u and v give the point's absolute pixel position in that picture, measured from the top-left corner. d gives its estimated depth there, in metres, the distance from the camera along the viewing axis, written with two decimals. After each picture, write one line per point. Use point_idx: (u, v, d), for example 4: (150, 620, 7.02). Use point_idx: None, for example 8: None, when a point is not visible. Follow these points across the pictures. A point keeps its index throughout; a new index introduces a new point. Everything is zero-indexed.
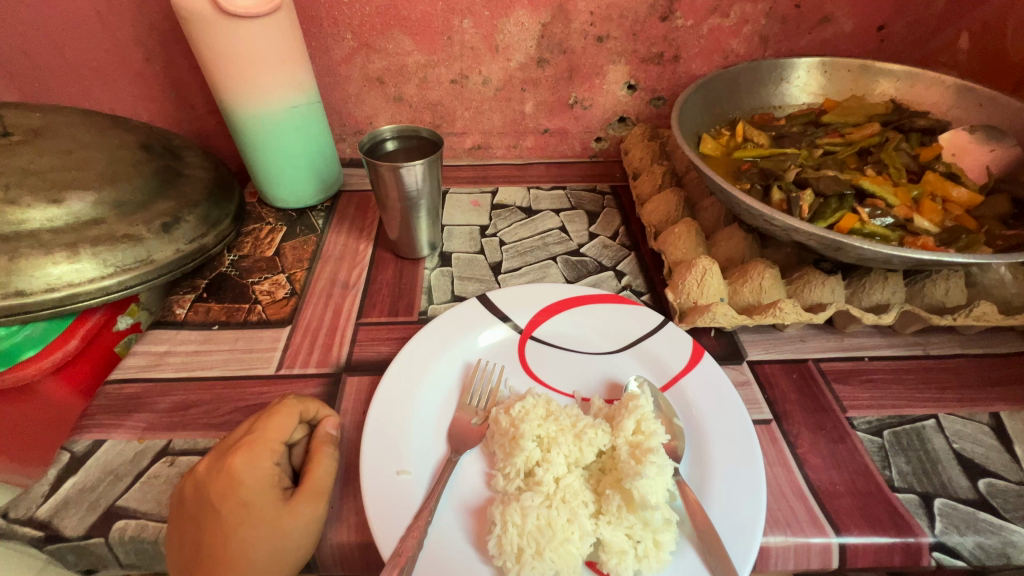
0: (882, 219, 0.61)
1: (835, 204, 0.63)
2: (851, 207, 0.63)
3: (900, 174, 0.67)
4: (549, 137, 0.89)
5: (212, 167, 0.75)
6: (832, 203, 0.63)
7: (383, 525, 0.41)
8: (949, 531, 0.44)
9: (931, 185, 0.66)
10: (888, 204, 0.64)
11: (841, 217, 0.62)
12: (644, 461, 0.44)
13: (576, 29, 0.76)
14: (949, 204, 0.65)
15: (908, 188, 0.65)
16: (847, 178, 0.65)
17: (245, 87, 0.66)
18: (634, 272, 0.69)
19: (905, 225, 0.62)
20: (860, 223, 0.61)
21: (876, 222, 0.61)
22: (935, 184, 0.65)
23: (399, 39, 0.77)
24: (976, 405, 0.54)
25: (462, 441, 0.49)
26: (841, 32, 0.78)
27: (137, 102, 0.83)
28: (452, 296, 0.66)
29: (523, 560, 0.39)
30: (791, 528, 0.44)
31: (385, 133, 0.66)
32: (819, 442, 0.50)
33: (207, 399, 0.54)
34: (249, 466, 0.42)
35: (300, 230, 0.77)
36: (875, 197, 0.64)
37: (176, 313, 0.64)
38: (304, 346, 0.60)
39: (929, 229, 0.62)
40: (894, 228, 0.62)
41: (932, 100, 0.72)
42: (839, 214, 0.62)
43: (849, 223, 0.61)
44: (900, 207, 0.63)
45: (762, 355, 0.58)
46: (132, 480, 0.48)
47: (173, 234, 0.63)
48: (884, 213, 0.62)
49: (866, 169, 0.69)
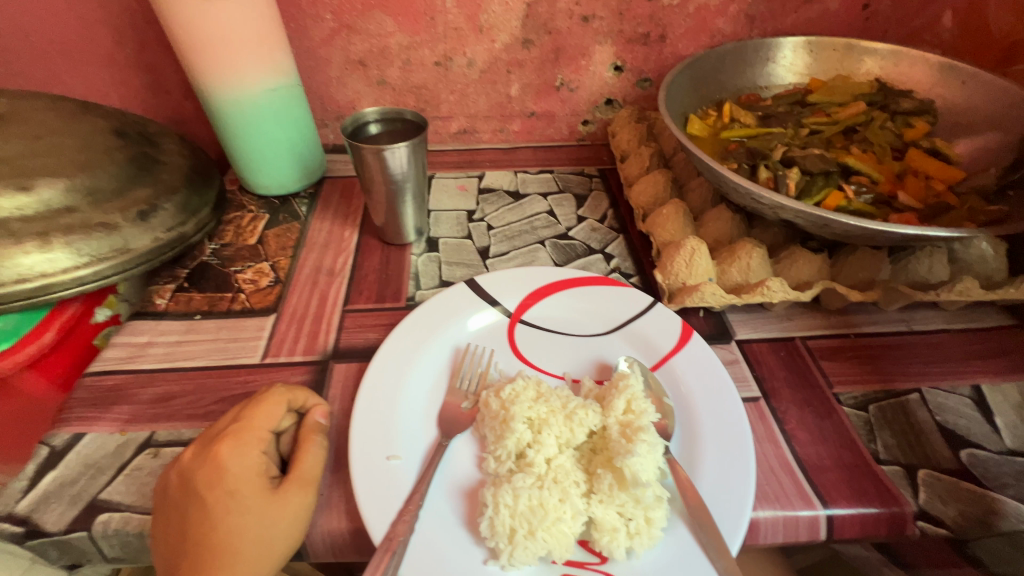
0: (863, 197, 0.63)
1: (821, 181, 0.64)
2: (837, 184, 0.64)
3: (885, 152, 0.68)
4: (535, 121, 0.88)
5: (190, 153, 0.73)
6: (818, 181, 0.64)
7: (374, 511, 0.41)
8: (932, 501, 0.45)
9: (915, 161, 0.66)
10: (872, 181, 0.65)
11: (828, 195, 0.63)
12: (636, 439, 0.44)
13: (561, 8, 0.75)
14: (933, 180, 0.65)
15: (891, 165, 0.66)
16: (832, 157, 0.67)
17: (218, 65, 0.63)
18: (622, 254, 0.69)
19: (889, 202, 0.63)
20: (846, 201, 0.62)
21: (859, 199, 0.63)
22: (920, 159, 0.66)
23: (381, 20, 0.75)
24: (958, 377, 0.55)
25: (452, 425, 0.48)
26: (827, 10, 0.78)
27: (109, 88, 0.80)
28: (439, 281, 0.65)
29: (515, 541, 0.39)
30: (780, 502, 0.44)
31: (368, 115, 0.64)
32: (806, 418, 0.51)
33: (190, 389, 0.53)
34: (236, 454, 0.41)
35: (283, 218, 0.76)
36: (858, 174, 0.65)
37: (156, 303, 0.63)
38: (289, 334, 0.59)
39: (912, 205, 0.62)
40: (877, 204, 0.63)
41: (916, 78, 0.72)
42: (825, 192, 0.63)
43: (835, 201, 0.62)
44: (883, 183, 0.65)
45: (750, 335, 0.59)
46: (115, 473, 0.47)
47: (150, 222, 0.61)
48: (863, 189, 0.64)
49: (854, 149, 0.69)
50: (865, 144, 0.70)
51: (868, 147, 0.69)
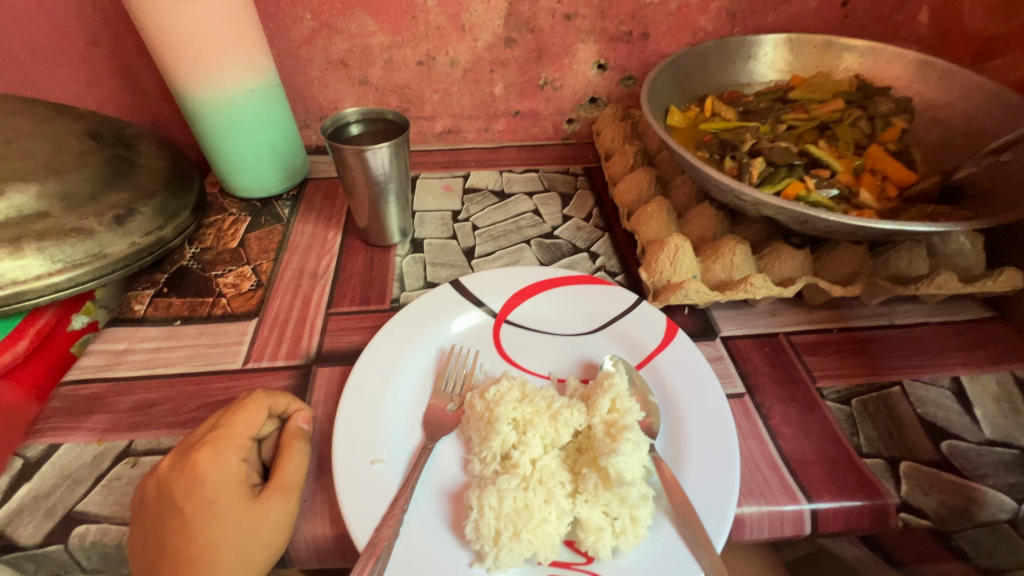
0: (827, 191, 0.63)
1: (784, 172, 0.65)
2: (800, 176, 0.65)
3: (848, 148, 0.69)
4: (520, 120, 0.87)
5: (169, 155, 0.72)
6: (781, 171, 0.65)
7: (357, 516, 0.40)
8: (915, 493, 0.46)
9: (875, 159, 0.67)
10: (832, 173, 0.66)
11: (788, 184, 0.64)
12: (620, 438, 0.44)
13: (543, 6, 0.75)
14: (888, 181, 0.66)
15: (851, 160, 0.68)
16: (799, 151, 0.68)
17: (194, 66, 0.62)
18: (608, 253, 0.69)
19: (849, 198, 0.64)
20: (805, 191, 0.63)
21: (821, 192, 0.63)
22: (879, 158, 0.67)
23: (361, 19, 0.74)
24: (938, 370, 0.55)
25: (437, 427, 0.48)
26: (806, 8, 0.78)
27: (84, 90, 0.79)
28: (424, 282, 0.65)
29: (500, 543, 0.39)
30: (765, 497, 0.45)
31: (349, 115, 0.63)
32: (790, 413, 0.51)
33: (169, 397, 0.52)
34: (214, 462, 0.40)
35: (266, 220, 0.75)
36: (821, 167, 0.66)
37: (134, 309, 0.61)
38: (272, 339, 0.58)
39: (871, 204, 0.63)
40: (838, 200, 0.64)
41: (894, 74, 0.73)
42: (786, 181, 0.64)
43: (795, 190, 0.63)
44: (843, 176, 0.66)
45: (734, 331, 0.59)
46: (92, 484, 0.46)
47: (127, 227, 0.60)
48: (830, 184, 0.64)
49: (821, 145, 0.70)
50: (833, 140, 0.71)
51: (834, 144, 0.70)
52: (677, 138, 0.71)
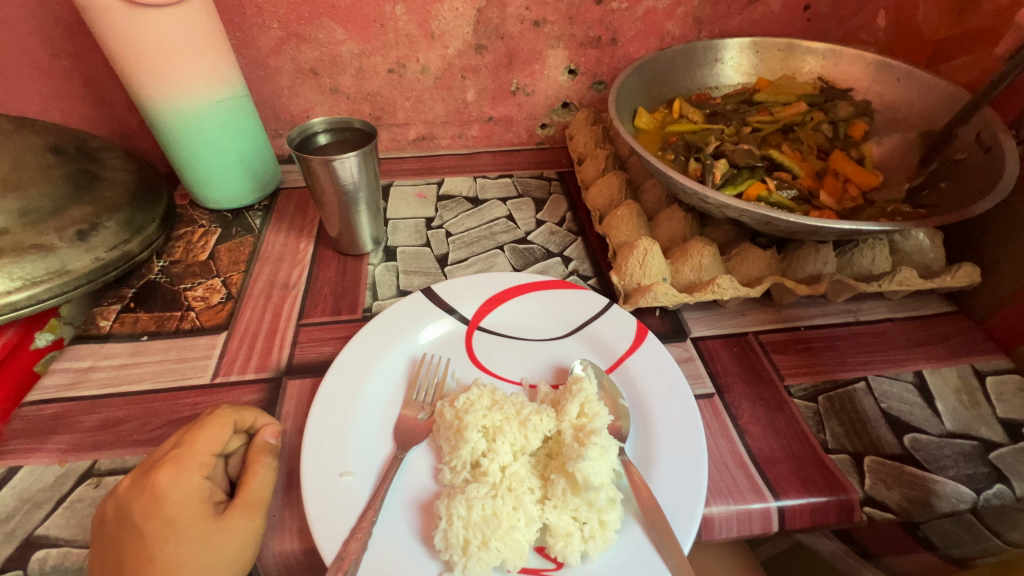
0: (788, 192, 0.65)
1: (746, 174, 0.67)
2: (761, 177, 0.67)
3: (810, 152, 0.71)
4: (493, 125, 0.88)
5: (136, 167, 0.70)
6: (743, 173, 0.67)
7: (325, 530, 0.40)
8: (878, 487, 0.47)
9: (837, 163, 0.69)
10: (794, 176, 0.68)
11: (750, 185, 0.65)
12: (588, 442, 0.44)
13: (512, 13, 0.75)
14: (850, 184, 0.67)
15: (813, 163, 0.70)
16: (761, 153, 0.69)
17: (157, 79, 0.62)
18: (581, 257, 0.69)
19: (809, 200, 0.65)
20: (766, 192, 0.64)
21: (781, 193, 0.65)
22: (841, 162, 0.68)
23: (330, 28, 0.74)
24: (901, 364, 0.56)
25: (408, 437, 0.48)
26: (770, 12, 0.80)
27: (47, 102, 0.77)
28: (397, 291, 0.65)
29: (468, 552, 0.39)
30: (733, 497, 0.45)
31: (316, 126, 0.63)
32: (758, 412, 0.52)
33: (135, 414, 0.51)
34: (175, 482, 0.40)
35: (236, 231, 0.74)
36: (782, 169, 0.68)
37: (100, 326, 0.60)
38: (241, 352, 0.57)
39: (830, 204, 0.65)
40: (799, 201, 0.65)
41: (855, 76, 0.74)
42: (748, 183, 0.66)
43: (755, 190, 0.65)
44: (804, 179, 0.68)
45: (704, 332, 0.60)
46: (53, 506, 0.45)
47: (91, 242, 0.59)
48: (790, 185, 0.65)
49: (785, 149, 0.71)
50: (797, 143, 0.72)
51: (797, 147, 0.72)
52: (645, 143, 0.72)
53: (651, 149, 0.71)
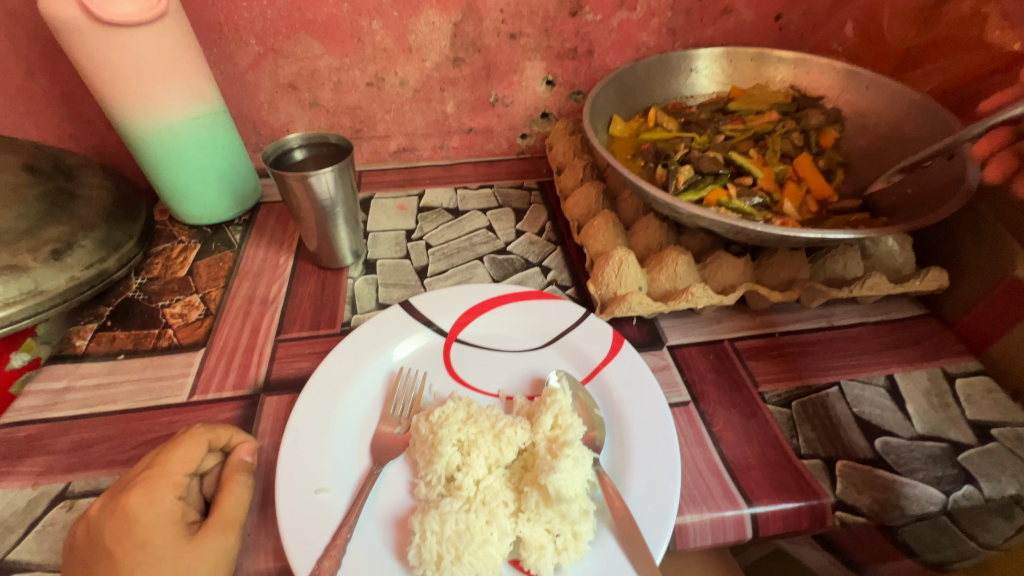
0: (748, 199, 0.66)
1: (710, 180, 0.68)
2: (724, 183, 0.68)
3: (775, 158, 0.73)
4: (473, 136, 0.88)
5: (114, 184, 0.70)
6: (706, 179, 0.68)
7: (298, 549, 0.40)
8: (849, 491, 0.47)
9: (800, 169, 0.71)
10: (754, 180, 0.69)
11: (711, 192, 0.67)
12: (561, 454, 0.44)
13: (488, 27, 0.76)
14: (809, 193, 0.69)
15: (774, 167, 0.71)
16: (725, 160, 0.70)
17: (133, 98, 0.62)
18: (559, 267, 0.70)
19: (769, 206, 0.67)
20: (727, 198, 0.66)
21: (742, 200, 0.66)
22: (804, 168, 0.71)
23: (307, 43, 0.74)
24: (873, 368, 0.57)
25: (384, 452, 0.48)
26: (743, 22, 0.81)
27: (23, 120, 0.77)
28: (376, 304, 0.65)
29: (442, 567, 0.39)
30: (706, 505, 0.46)
31: (292, 141, 0.63)
32: (733, 419, 0.52)
33: (110, 435, 0.51)
34: (146, 504, 0.39)
35: (216, 246, 0.74)
36: (745, 174, 0.70)
37: (75, 345, 0.60)
38: (219, 369, 0.57)
39: (792, 213, 0.66)
40: (760, 208, 0.67)
41: (826, 84, 0.76)
42: (710, 189, 0.67)
43: (716, 197, 0.67)
44: (764, 182, 0.69)
45: (681, 339, 0.60)
46: (25, 531, 0.44)
47: (66, 261, 0.59)
48: (751, 193, 0.67)
49: (751, 155, 0.73)
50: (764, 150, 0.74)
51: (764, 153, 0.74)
52: (618, 150, 0.73)
53: (624, 156, 0.72)
